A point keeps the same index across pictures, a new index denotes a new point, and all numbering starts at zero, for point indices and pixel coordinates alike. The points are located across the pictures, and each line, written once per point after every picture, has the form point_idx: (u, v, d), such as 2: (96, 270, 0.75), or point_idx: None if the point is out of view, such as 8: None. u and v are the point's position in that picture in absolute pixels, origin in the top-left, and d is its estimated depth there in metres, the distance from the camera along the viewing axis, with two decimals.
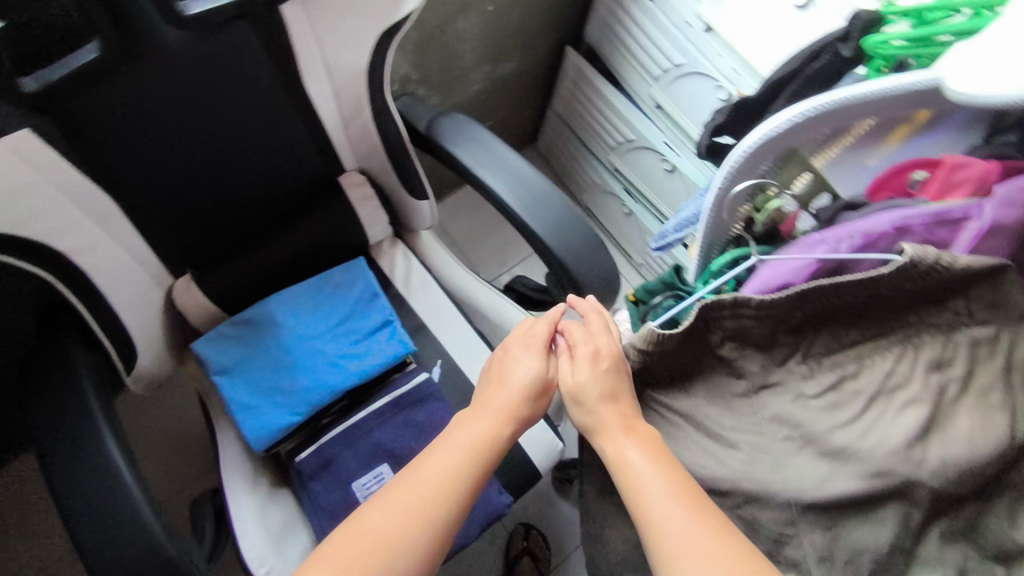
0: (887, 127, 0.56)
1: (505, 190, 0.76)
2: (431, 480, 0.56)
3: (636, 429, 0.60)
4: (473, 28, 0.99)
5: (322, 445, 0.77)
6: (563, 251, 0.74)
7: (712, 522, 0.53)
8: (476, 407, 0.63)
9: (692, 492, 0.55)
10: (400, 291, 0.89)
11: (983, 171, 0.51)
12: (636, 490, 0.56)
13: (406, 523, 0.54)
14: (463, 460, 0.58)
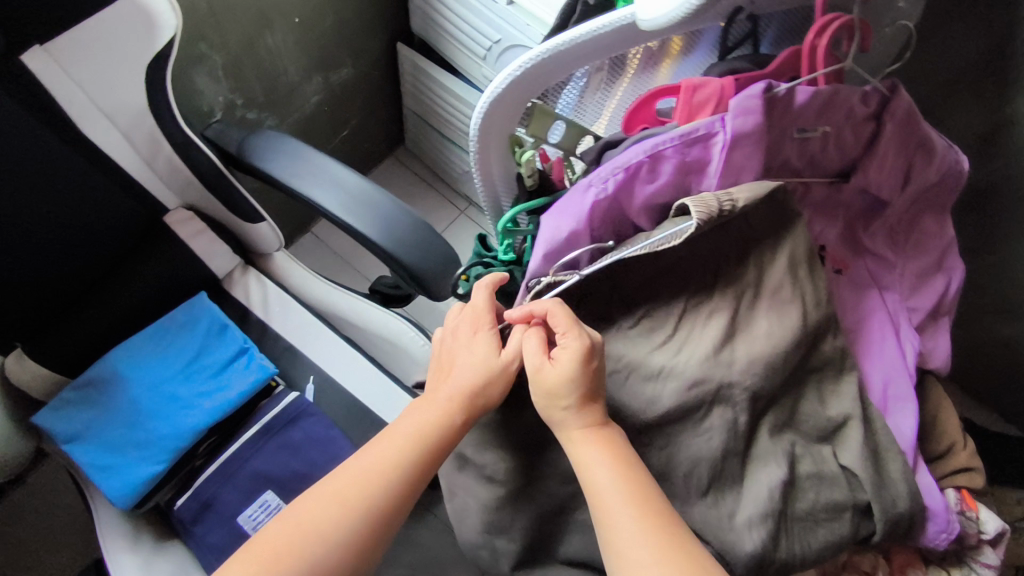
0: (655, 55, 0.58)
1: (325, 197, 0.75)
2: (366, 474, 0.55)
3: (605, 432, 0.54)
4: (286, 42, 0.98)
5: (197, 488, 0.76)
6: (391, 244, 0.74)
7: (652, 518, 0.51)
8: (427, 401, 0.59)
9: (645, 490, 0.52)
10: (260, 318, 0.89)
11: (718, 87, 0.54)
12: (597, 502, 0.52)
13: (337, 513, 0.54)
14: (402, 462, 0.56)
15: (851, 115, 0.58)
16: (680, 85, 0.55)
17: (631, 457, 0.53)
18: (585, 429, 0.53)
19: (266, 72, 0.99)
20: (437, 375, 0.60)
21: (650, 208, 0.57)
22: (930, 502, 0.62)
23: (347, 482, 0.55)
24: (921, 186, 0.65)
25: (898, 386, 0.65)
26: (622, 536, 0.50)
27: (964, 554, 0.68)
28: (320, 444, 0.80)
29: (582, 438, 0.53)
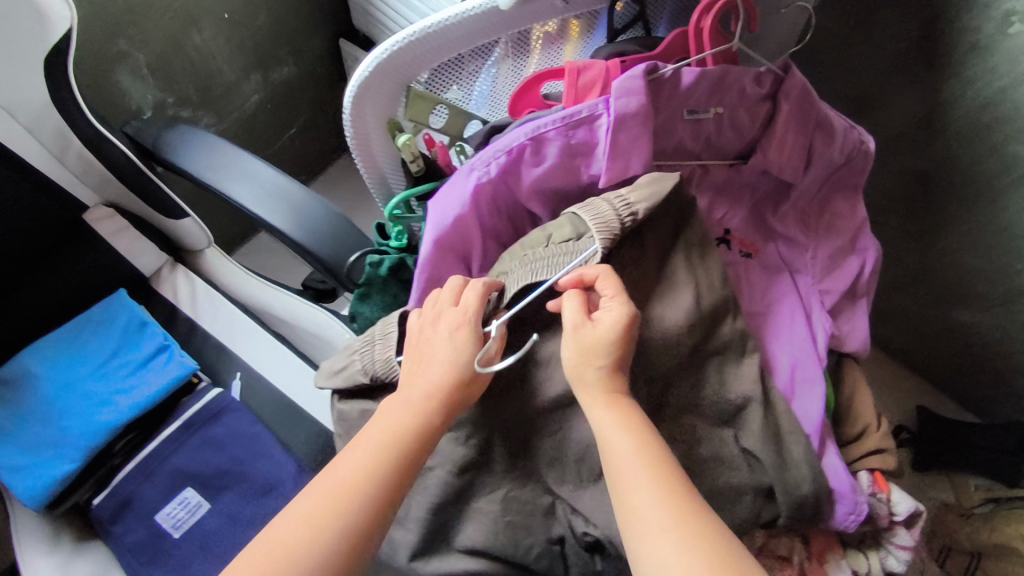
0: (560, 30, 0.60)
1: (245, 197, 0.73)
2: (343, 482, 0.49)
3: (623, 403, 0.52)
4: (217, 40, 0.98)
5: (115, 486, 0.76)
6: (312, 245, 0.72)
7: (672, 493, 0.48)
8: (400, 403, 0.52)
9: (669, 474, 0.49)
10: (188, 315, 0.89)
11: (603, 69, 0.54)
12: (614, 468, 0.50)
13: (317, 525, 0.47)
14: (376, 473, 0.49)
15: (744, 96, 0.58)
16: (566, 68, 0.54)
17: (643, 424, 0.52)
18: (600, 387, 0.53)
19: (197, 70, 0.98)
20: (408, 371, 0.54)
21: (538, 192, 0.57)
22: (836, 483, 0.63)
23: (318, 503, 0.48)
24: (825, 167, 0.65)
25: (806, 369, 0.65)
26: (645, 513, 0.47)
27: (880, 536, 0.68)
28: (243, 439, 0.80)
29: (598, 398, 0.52)
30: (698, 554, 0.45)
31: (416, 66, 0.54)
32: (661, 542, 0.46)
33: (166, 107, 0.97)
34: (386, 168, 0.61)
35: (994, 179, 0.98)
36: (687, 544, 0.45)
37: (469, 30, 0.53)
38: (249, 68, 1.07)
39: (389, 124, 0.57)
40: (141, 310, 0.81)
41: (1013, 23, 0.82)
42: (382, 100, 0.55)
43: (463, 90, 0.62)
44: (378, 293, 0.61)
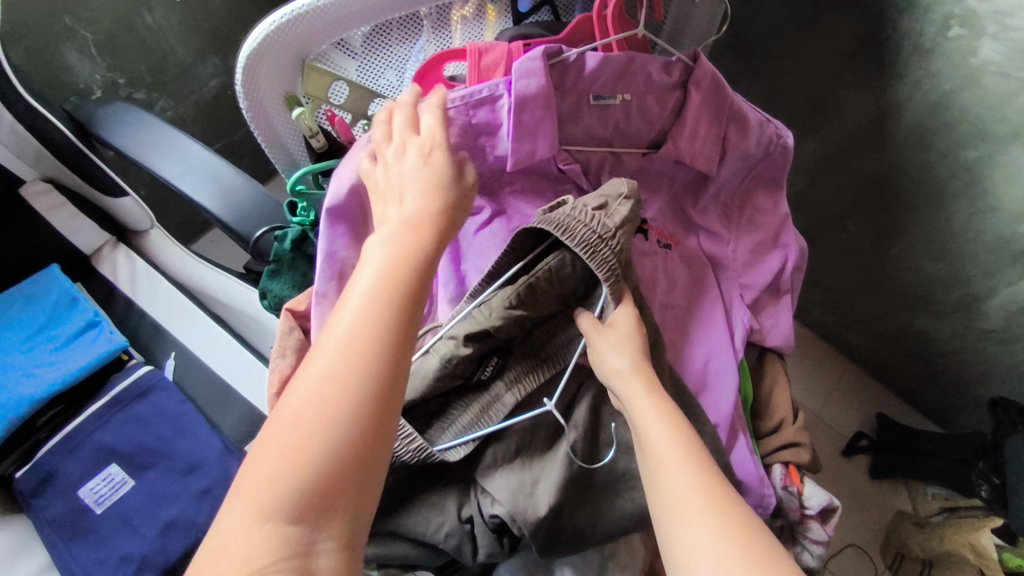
0: (480, 10, 0.61)
1: (163, 164, 0.70)
2: (344, 337, 0.41)
3: (685, 430, 0.50)
4: (170, 22, 0.99)
5: (38, 460, 0.74)
6: (227, 213, 0.66)
7: (716, 488, 0.46)
8: (386, 241, 0.46)
9: (726, 504, 0.45)
10: (126, 294, 0.89)
11: (505, 50, 0.56)
12: (649, 449, 0.49)
13: (337, 386, 0.39)
14: (389, 312, 0.42)
15: (651, 82, 0.59)
16: (467, 49, 0.56)
17: (683, 420, 0.50)
18: (640, 379, 0.52)
19: (149, 50, 0.99)
20: (390, 213, 0.49)
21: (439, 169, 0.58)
22: (743, 473, 0.63)
23: (330, 355, 0.40)
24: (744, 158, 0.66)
25: (716, 361, 0.65)
26: (687, 528, 0.44)
27: (795, 532, 0.67)
28: (169, 418, 0.80)
29: (639, 385, 0.52)
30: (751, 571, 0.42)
31: (311, 40, 0.56)
32: (709, 553, 0.43)
33: (117, 87, 0.98)
34: (294, 147, 0.64)
35: (948, 183, 0.94)
36: (733, 559, 0.42)
37: (361, 6, 0.54)
38: (206, 51, 1.07)
39: (289, 98, 0.58)
40: (72, 285, 0.83)
41: (953, 26, 0.81)
42: (280, 74, 0.57)
43: (394, 76, 0.62)
44: (288, 270, 0.66)
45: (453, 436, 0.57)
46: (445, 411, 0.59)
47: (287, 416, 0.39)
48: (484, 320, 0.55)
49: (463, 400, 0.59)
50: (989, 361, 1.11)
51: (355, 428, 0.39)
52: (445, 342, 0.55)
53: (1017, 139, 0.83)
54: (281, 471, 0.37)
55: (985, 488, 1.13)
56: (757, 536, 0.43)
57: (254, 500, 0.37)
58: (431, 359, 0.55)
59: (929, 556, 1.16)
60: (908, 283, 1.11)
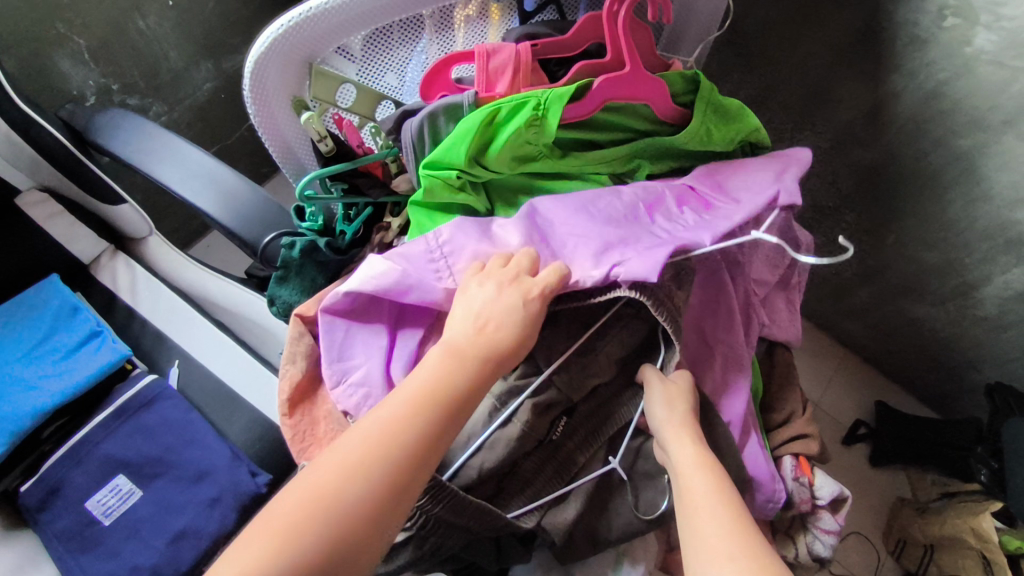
0: (484, 10, 0.61)
1: (164, 171, 0.69)
2: (386, 439, 0.44)
3: (723, 478, 0.52)
4: (162, 26, 0.98)
5: (43, 474, 0.74)
6: (233, 220, 0.65)
7: (746, 531, 0.48)
8: (447, 353, 0.49)
9: (756, 547, 0.46)
10: (126, 302, 0.88)
11: (513, 52, 0.56)
12: (685, 491, 0.52)
13: (358, 477, 0.43)
14: (426, 433, 0.45)
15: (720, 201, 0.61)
16: (476, 51, 0.56)
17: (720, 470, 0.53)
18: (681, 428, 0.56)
19: (141, 55, 0.98)
20: (462, 325, 0.51)
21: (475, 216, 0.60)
22: (754, 470, 0.64)
23: (364, 447, 0.44)
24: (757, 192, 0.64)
25: (731, 359, 0.65)
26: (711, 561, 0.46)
27: (805, 521, 0.69)
28: (176, 427, 0.79)
29: (681, 434, 0.56)
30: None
31: (317, 45, 0.55)
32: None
33: (110, 93, 0.97)
34: (303, 153, 0.64)
35: (942, 173, 0.95)
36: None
37: (369, 10, 0.54)
38: (199, 54, 1.06)
39: (296, 102, 0.58)
40: (72, 295, 0.82)
41: (948, 17, 0.81)
42: (285, 79, 0.56)
43: (394, 79, 0.62)
44: (296, 276, 0.65)
45: (527, 500, 0.59)
46: (516, 473, 0.58)
47: (311, 484, 0.43)
48: (564, 390, 0.57)
49: (537, 464, 0.59)
50: (985, 347, 1.12)
51: (352, 535, 0.42)
52: (526, 409, 0.56)
53: (1012, 128, 0.84)
54: (283, 541, 0.41)
55: (984, 473, 1.12)
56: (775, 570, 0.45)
57: (255, 550, 0.40)
58: (513, 427, 0.56)
59: (931, 541, 1.18)
60: (905, 272, 1.12)
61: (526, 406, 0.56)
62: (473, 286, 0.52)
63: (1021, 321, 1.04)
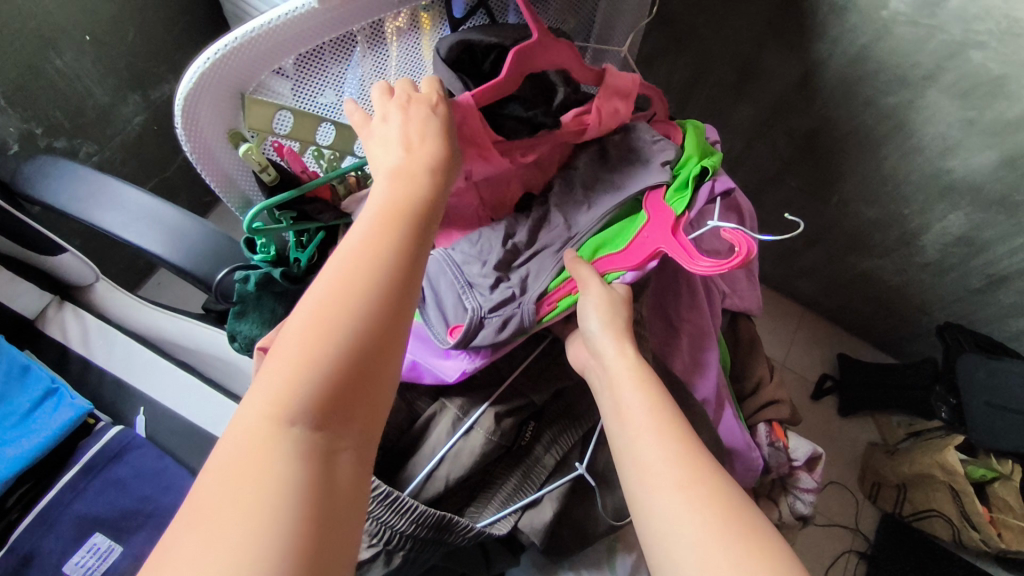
0: (415, 21, 0.61)
1: (101, 214, 0.66)
2: (359, 261, 0.44)
3: (657, 393, 0.53)
4: (83, 63, 0.94)
5: (13, 544, 0.71)
6: (181, 259, 0.63)
7: (681, 444, 0.49)
8: (395, 173, 0.49)
9: (695, 459, 0.48)
10: (80, 353, 0.85)
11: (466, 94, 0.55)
12: (616, 403, 0.53)
13: (346, 299, 0.42)
14: (392, 239, 0.45)
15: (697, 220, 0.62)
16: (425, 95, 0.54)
17: (667, 401, 0.52)
18: (615, 351, 0.55)
19: (63, 96, 0.94)
20: (393, 149, 0.50)
21: (442, 253, 0.61)
22: (733, 441, 0.66)
23: (347, 272, 0.43)
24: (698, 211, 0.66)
25: (698, 337, 0.66)
26: (660, 501, 0.46)
27: (786, 484, 0.73)
28: (149, 476, 0.77)
29: (611, 343, 0.55)
30: (735, 546, 0.43)
31: (248, 74, 0.54)
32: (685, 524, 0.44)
33: (35, 138, 0.92)
34: (243, 181, 0.62)
35: (875, 130, 0.99)
36: (711, 532, 0.43)
37: (299, 34, 0.53)
38: (125, 87, 1.03)
39: (232, 135, 0.56)
40: (22, 355, 0.79)
41: None
42: (220, 111, 0.54)
43: (336, 96, 0.62)
44: (253, 310, 0.64)
45: (500, 506, 0.59)
46: (489, 480, 0.61)
47: (302, 320, 0.42)
48: (524, 391, 0.61)
49: (502, 465, 0.61)
50: (931, 291, 1.18)
51: (366, 344, 0.41)
52: (487, 417, 0.58)
53: (933, 82, 0.87)
54: (295, 375, 0.39)
55: (944, 410, 1.17)
56: (736, 508, 0.45)
57: (262, 406, 0.39)
58: (477, 435, 0.57)
59: (904, 481, 1.24)
60: (851, 228, 1.16)
61: (488, 414, 0.58)
62: (376, 122, 0.52)
63: (960, 263, 1.09)
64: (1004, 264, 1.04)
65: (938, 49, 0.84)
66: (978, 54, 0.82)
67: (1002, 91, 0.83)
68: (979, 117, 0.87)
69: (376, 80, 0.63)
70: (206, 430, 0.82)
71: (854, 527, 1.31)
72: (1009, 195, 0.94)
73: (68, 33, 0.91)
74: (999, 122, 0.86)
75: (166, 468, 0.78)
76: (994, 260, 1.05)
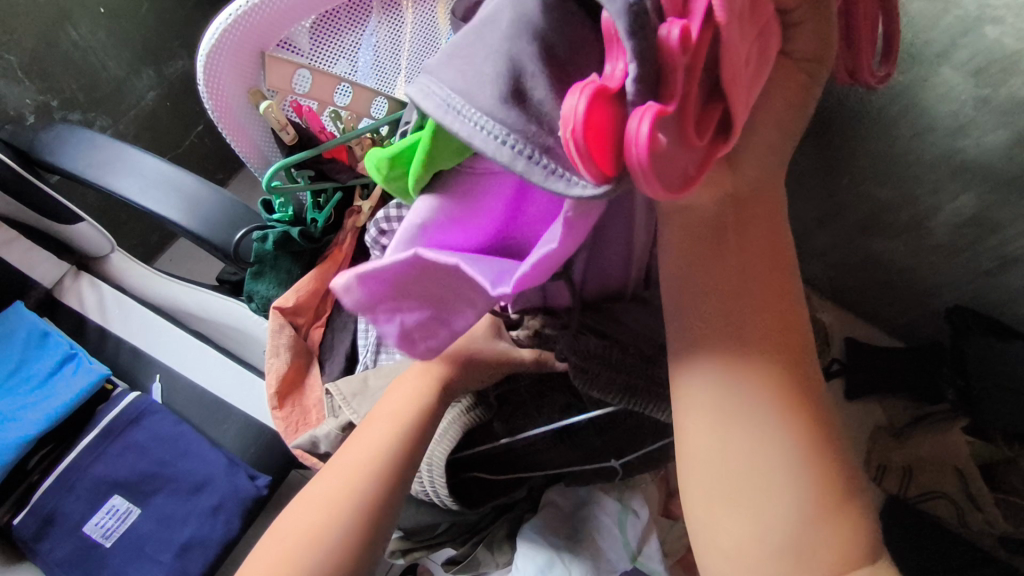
0: None
1: (118, 179, 0.67)
2: (359, 460, 0.51)
3: (784, 300, 0.43)
4: (97, 37, 0.96)
5: (34, 504, 0.72)
6: (197, 224, 0.64)
7: (800, 387, 0.42)
8: (412, 382, 0.56)
9: (808, 402, 0.42)
10: (97, 322, 0.87)
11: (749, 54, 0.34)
12: (733, 298, 0.42)
13: (343, 490, 0.50)
14: (392, 448, 0.52)
15: None
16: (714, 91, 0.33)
17: (793, 317, 0.43)
18: (749, 227, 0.43)
19: (76, 69, 0.95)
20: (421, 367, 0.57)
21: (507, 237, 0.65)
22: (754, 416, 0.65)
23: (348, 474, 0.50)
24: None
25: None
26: (760, 441, 0.40)
27: None
28: (165, 441, 0.78)
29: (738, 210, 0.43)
30: (824, 522, 0.40)
31: (268, 34, 0.55)
32: (774, 478, 0.40)
33: (50, 111, 0.94)
34: (262, 144, 0.62)
35: (887, 110, 0.98)
36: (805, 496, 0.40)
37: None
38: (138, 62, 1.03)
39: (253, 93, 0.57)
40: (41, 321, 0.81)
41: None
42: (241, 70, 0.56)
43: (354, 60, 0.62)
44: (271, 270, 0.67)
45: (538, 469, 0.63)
46: (535, 456, 0.62)
47: (312, 505, 0.50)
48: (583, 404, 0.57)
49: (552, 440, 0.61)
50: (940, 274, 1.16)
51: (342, 549, 0.48)
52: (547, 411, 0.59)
53: (945, 59, 0.86)
54: (295, 554, 0.48)
55: (952, 391, 1.21)
56: (838, 480, 0.41)
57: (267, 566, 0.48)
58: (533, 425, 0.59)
59: (910, 462, 1.24)
60: (861, 210, 1.15)
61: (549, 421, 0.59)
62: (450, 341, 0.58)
63: (971, 245, 1.07)
64: (1013, 248, 1.02)
65: (953, 24, 0.84)
66: (993, 29, 0.81)
67: (1014, 68, 0.82)
68: (992, 95, 0.85)
69: (392, 45, 0.63)
70: (220, 401, 0.83)
71: None
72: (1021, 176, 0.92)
73: (80, 7, 0.92)
74: (1012, 101, 0.84)
75: (181, 435, 0.78)
76: (1005, 244, 1.03)
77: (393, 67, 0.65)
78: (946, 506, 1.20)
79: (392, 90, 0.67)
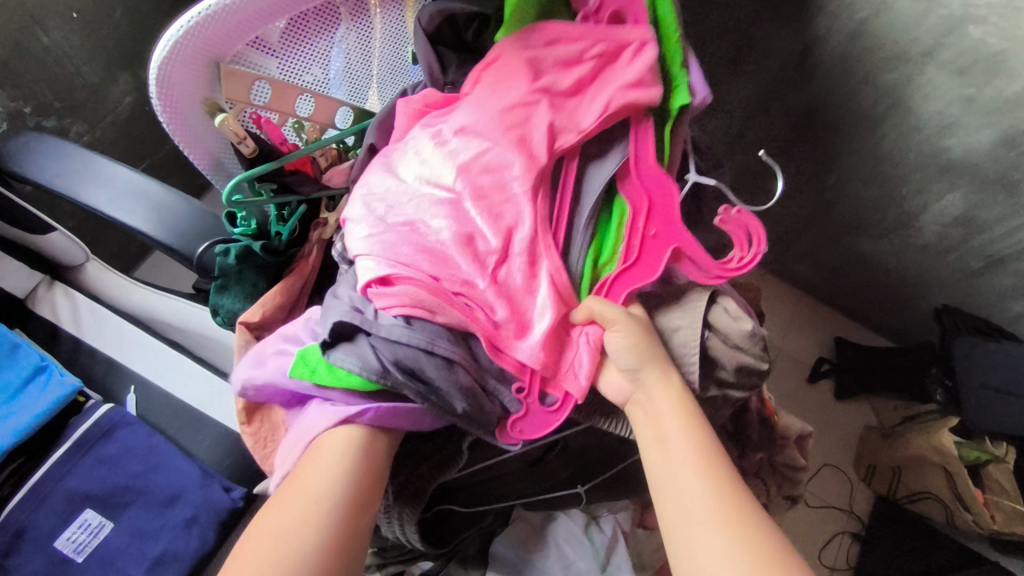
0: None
1: (83, 190, 0.65)
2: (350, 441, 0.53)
3: (699, 430, 0.54)
4: (70, 41, 0.94)
5: (5, 519, 0.71)
6: (162, 233, 0.62)
7: (728, 491, 0.50)
8: None
9: (739, 505, 0.49)
10: (71, 333, 0.86)
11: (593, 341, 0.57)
12: (656, 430, 0.54)
13: (336, 469, 0.51)
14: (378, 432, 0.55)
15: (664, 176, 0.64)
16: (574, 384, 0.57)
17: (710, 438, 0.54)
18: (660, 380, 0.55)
19: (50, 74, 0.93)
20: None
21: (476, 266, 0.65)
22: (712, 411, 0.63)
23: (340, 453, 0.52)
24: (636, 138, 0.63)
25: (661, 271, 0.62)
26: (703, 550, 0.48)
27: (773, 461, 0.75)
28: (139, 453, 0.77)
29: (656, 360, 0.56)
30: None
31: (225, 43, 0.54)
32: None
33: (23, 117, 0.92)
34: (221, 153, 0.61)
35: (872, 111, 0.97)
36: None
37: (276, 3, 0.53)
38: (113, 67, 1.02)
39: (210, 106, 0.56)
40: (12, 333, 0.79)
41: None
42: (196, 81, 0.54)
43: (320, 71, 0.61)
44: (236, 284, 0.65)
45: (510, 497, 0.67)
46: (502, 488, 0.66)
47: (303, 484, 0.50)
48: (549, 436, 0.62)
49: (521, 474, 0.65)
50: (928, 274, 1.15)
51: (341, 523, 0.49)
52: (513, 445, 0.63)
53: (930, 58, 0.85)
54: (294, 527, 0.48)
55: (939, 392, 1.18)
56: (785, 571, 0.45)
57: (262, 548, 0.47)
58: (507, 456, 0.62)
59: (898, 463, 1.24)
60: (848, 210, 1.13)
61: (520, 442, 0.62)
62: None
63: (958, 245, 1.06)
64: (1000, 246, 1.01)
65: (936, 25, 0.82)
66: (976, 29, 0.80)
67: (1000, 67, 0.81)
68: (977, 95, 0.84)
69: (361, 54, 0.63)
70: (196, 412, 0.82)
71: (848, 509, 1.31)
72: (1007, 174, 0.90)
73: (51, 12, 0.90)
74: (997, 100, 0.83)
75: (155, 446, 0.78)
76: (991, 243, 1.02)
77: (361, 75, 0.65)
78: (936, 507, 1.20)
79: (362, 100, 0.68)
